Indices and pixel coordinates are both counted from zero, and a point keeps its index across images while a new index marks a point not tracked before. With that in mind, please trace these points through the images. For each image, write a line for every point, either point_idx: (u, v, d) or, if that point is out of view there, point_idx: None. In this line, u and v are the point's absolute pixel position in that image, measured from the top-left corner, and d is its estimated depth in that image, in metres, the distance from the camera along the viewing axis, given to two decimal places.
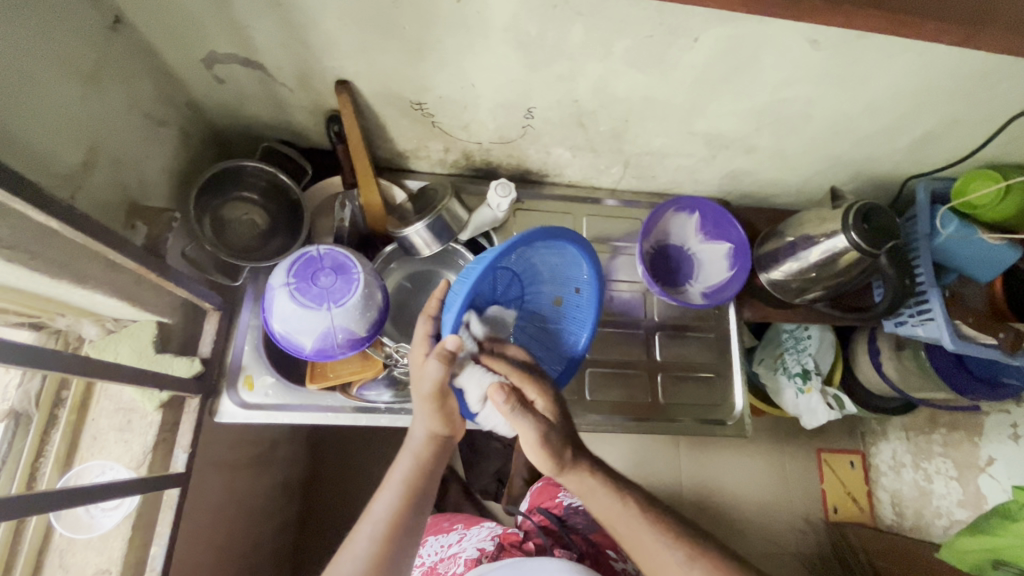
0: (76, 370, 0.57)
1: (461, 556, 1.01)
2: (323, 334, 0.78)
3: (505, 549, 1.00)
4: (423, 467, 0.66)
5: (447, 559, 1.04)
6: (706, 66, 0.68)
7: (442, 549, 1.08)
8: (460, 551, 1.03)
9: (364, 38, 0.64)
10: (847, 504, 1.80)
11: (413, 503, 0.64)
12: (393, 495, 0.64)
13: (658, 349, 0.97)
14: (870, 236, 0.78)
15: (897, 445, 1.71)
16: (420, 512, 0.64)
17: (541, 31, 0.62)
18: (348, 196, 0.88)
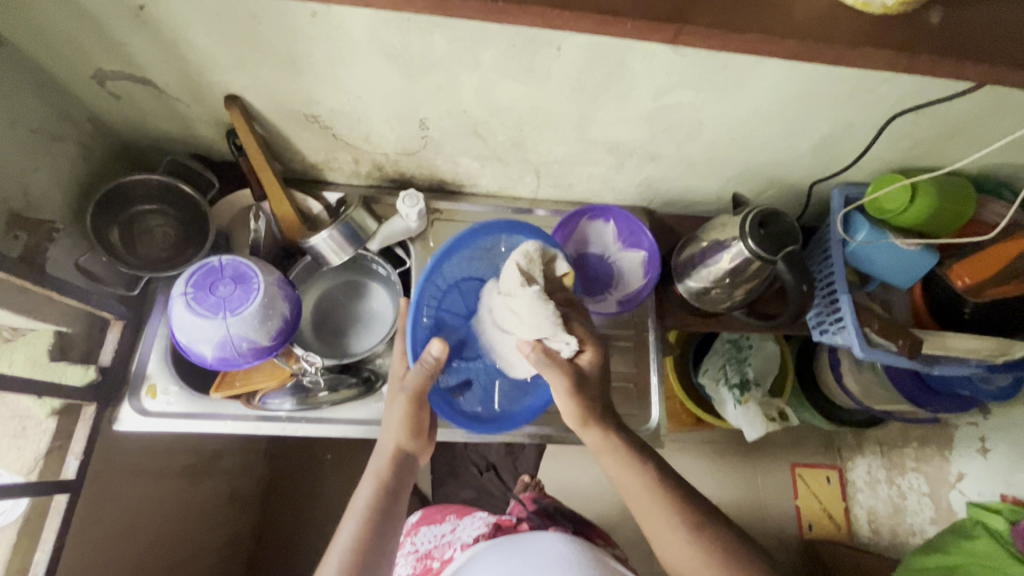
0: None
1: (455, 541, 1.03)
2: (220, 343, 0.79)
3: (502, 530, 1.02)
4: (387, 484, 0.69)
5: (441, 545, 1.06)
6: (580, 75, 0.68)
7: (435, 537, 1.10)
8: (455, 539, 1.05)
9: (237, 53, 0.66)
10: (824, 521, 1.70)
11: (379, 522, 0.66)
12: (356, 520, 0.66)
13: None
14: (767, 241, 0.77)
15: (872, 459, 1.63)
16: (389, 528, 0.66)
17: (404, 43, 0.64)
18: (260, 208, 0.90)
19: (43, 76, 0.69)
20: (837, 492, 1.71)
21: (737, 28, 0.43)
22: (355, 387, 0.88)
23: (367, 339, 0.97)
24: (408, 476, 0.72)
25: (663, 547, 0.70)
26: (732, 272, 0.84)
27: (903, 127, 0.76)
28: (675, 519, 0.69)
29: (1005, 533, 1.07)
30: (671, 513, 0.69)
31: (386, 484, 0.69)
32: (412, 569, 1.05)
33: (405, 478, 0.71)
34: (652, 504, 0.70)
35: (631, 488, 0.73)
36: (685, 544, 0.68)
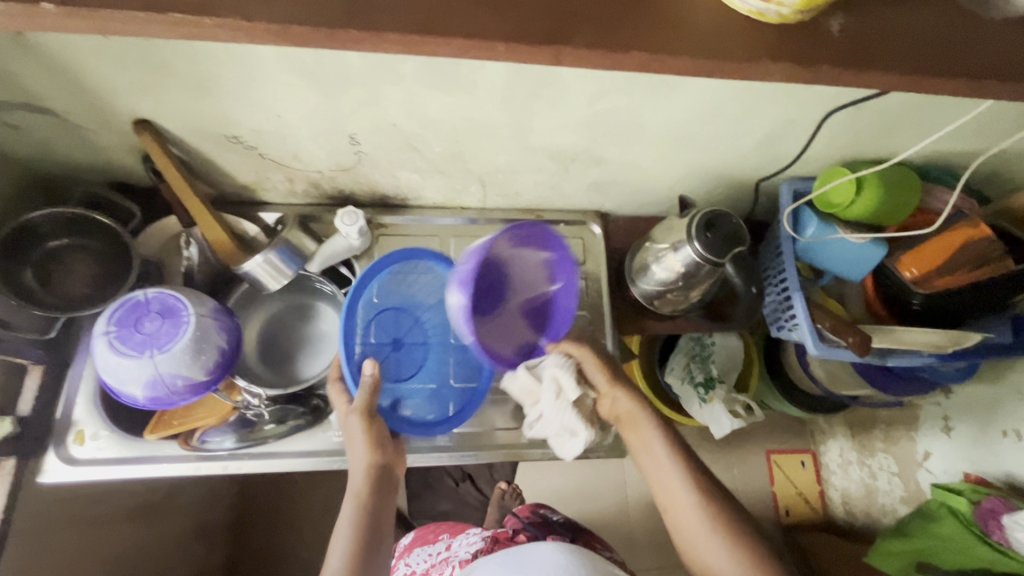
0: None
1: (454, 558, 1.03)
2: (150, 382, 0.75)
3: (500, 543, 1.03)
4: (365, 498, 0.69)
5: (439, 563, 1.05)
6: (508, 84, 0.66)
7: (431, 556, 1.09)
8: (452, 556, 1.05)
9: (138, 76, 0.62)
10: (801, 506, 1.68)
11: (368, 534, 0.66)
12: (344, 539, 0.65)
13: (572, 382, 0.76)
14: (713, 244, 0.75)
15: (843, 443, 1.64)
16: (377, 538, 0.67)
17: (316, 59, 0.60)
18: (190, 234, 0.85)
19: None
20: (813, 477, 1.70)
21: (624, 47, 0.42)
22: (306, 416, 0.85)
23: (316, 362, 0.93)
24: (387, 491, 0.72)
25: (705, 547, 0.66)
26: (688, 275, 0.82)
27: (844, 121, 0.75)
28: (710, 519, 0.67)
29: (968, 514, 1.07)
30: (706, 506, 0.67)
31: (364, 498, 0.69)
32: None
33: (382, 491, 0.71)
34: (692, 512, 0.67)
35: (676, 489, 0.69)
36: (719, 549, 0.65)
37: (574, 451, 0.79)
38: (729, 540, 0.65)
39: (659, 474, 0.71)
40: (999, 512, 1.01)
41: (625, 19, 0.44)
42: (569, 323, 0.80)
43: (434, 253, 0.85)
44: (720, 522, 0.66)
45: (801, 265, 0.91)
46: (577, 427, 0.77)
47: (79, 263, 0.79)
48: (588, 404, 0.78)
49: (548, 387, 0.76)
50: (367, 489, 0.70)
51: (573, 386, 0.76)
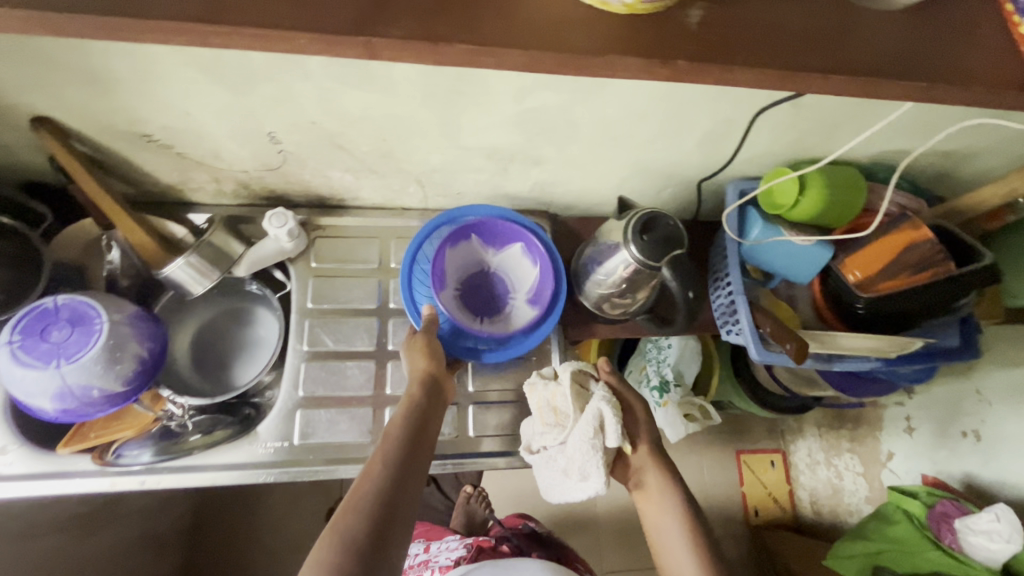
0: None
1: (433, 563, 1.12)
2: (58, 394, 0.71)
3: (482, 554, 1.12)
4: (418, 402, 0.72)
5: (418, 565, 1.14)
6: (427, 81, 0.62)
7: (410, 559, 1.18)
8: (431, 559, 1.14)
9: (24, 70, 0.58)
10: (769, 505, 1.62)
11: (416, 431, 0.69)
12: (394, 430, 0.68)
13: (616, 426, 0.73)
14: (648, 247, 0.73)
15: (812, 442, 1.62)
16: (421, 438, 0.69)
17: (214, 53, 0.56)
18: (111, 237, 0.81)
19: None
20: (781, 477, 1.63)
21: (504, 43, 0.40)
22: (234, 426, 0.82)
23: (251, 367, 0.90)
24: (436, 399, 0.75)
25: None
26: (628, 278, 0.79)
27: (784, 119, 0.73)
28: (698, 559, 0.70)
29: (922, 518, 1.08)
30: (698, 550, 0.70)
31: (414, 402, 0.72)
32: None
33: (432, 397, 0.74)
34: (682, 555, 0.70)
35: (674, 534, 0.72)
36: None
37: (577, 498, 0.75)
38: None
39: (663, 533, 0.73)
40: (951, 516, 1.03)
41: (503, 24, 0.42)
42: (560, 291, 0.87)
43: (491, 209, 0.88)
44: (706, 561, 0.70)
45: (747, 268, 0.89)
46: (589, 475, 0.73)
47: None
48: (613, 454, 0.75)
49: (590, 419, 0.73)
50: (416, 392, 0.73)
51: (615, 429, 0.73)
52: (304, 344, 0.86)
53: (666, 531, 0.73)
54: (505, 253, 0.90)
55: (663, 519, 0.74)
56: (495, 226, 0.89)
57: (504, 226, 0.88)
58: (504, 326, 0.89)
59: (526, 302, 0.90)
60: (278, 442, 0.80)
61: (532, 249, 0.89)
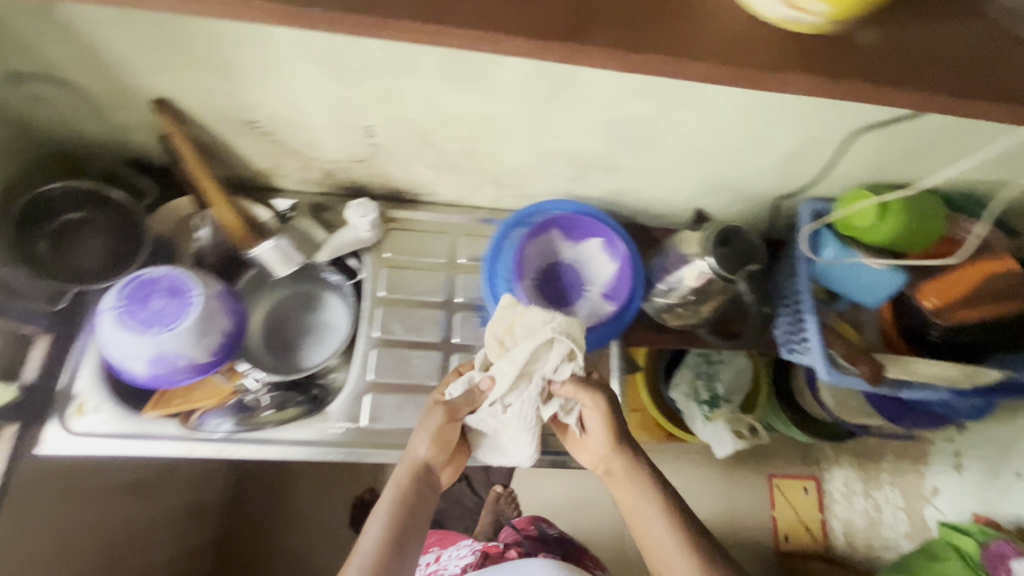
0: None
1: (443, 572, 1.11)
2: (152, 359, 0.75)
3: (490, 558, 1.12)
4: (407, 494, 0.71)
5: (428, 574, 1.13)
6: (529, 84, 0.64)
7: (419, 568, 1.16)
8: (440, 568, 1.13)
9: (159, 55, 0.62)
10: (803, 534, 1.51)
11: (401, 530, 0.68)
12: (378, 525, 0.68)
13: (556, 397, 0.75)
14: (727, 260, 0.74)
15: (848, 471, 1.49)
16: (407, 541, 0.68)
17: (337, 48, 0.59)
18: (202, 216, 0.85)
19: None
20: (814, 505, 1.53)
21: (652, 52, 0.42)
22: (305, 405, 0.86)
23: (321, 350, 0.92)
24: (428, 490, 0.73)
25: None
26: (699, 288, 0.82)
27: (873, 141, 0.73)
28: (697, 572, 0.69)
29: (975, 556, 1.05)
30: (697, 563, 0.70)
31: (405, 497, 0.70)
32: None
33: (425, 490, 0.72)
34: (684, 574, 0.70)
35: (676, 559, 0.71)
36: None
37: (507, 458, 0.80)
38: None
39: (658, 548, 0.73)
40: (1008, 555, 0.99)
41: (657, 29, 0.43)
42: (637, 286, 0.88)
43: (570, 203, 0.90)
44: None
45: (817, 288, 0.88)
46: (522, 441, 0.76)
47: (89, 234, 0.80)
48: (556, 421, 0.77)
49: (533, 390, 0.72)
50: (409, 483, 0.71)
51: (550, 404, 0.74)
52: (374, 331, 0.89)
53: (643, 518, 0.75)
54: (584, 246, 0.92)
55: (641, 509, 0.75)
56: (575, 220, 0.91)
57: (583, 220, 0.90)
58: (579, 318, 0.91)
59: (602, 296, 0.92)
60: (346, 423, 0.83)
61: (610, 244, 0.90)
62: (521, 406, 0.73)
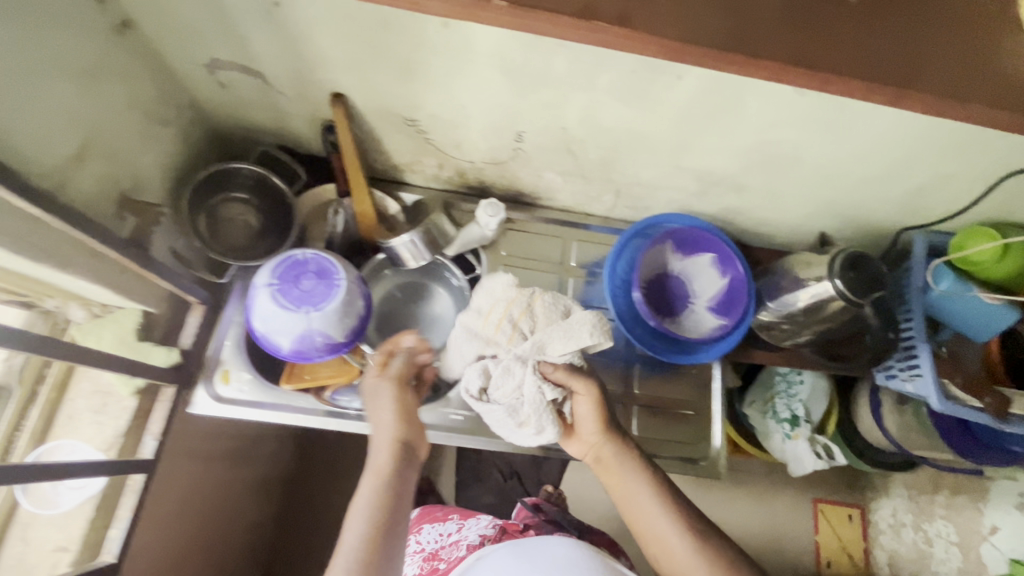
0: (51, 351, 0.62)
1: (463, 541, 1.01)
2: (300, 335, 0.80)
3: (507, 535, 1.01)
4: (394, 480, 0.67)
5: (448, 544, 1.02)
6: (691, 103, 0.68)
7: (441, 537, 1.06)
8: (461, 538, 1.03)
9: (356, 55, 0.67)
10: (843, 559, 1.54)
11: (390, 513, 0.64)
12: (361, 508, 0.63)
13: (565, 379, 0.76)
14: (855, 285, 0.77)
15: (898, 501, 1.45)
16: (397, 524, 0.64)
17: (526, 59, 0.64)
18: (341, 205, 0.90)
19: (161, 62, 0.69)
20: (858, 533, 1.55)
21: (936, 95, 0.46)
22: (423, 391, 0.90)
23: (432, 339, 0.96)
24: (410, 466, 0.70)
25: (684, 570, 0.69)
26: (803, 309, 0.86)
27: (1007, 182, 0.75)
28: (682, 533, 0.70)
29: None
30: (682, 527, 0.70)
31: (383, 476, 0.67)
32: (419, 569, 1.00)
33: (406, 467, 0.69)
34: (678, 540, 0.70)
35: (658, 520, 0.72)
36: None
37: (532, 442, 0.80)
38: (705, 559, 0.68)
39: (647, 520, 0.73)
40: None
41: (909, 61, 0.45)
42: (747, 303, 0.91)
43: (687, 218, 0.94)
44: (699, 543, 0.69)
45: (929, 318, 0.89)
46: (545, 429, 0.77)
47: (241, 217, 0.85)
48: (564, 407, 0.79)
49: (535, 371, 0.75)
50: (391, 467, 0.68)
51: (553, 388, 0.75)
52: None
53: (637, 503, 0.74)
54: (695, 259, 0.95)
55: (635, 494, 0.74)
56: (691, 235, 0.94)
57: (699, 235, 0.93)
58: (684, 328, 0.94)
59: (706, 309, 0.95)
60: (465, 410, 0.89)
61: (724, 261, 0.93)
62: (533, 386, 0.75)
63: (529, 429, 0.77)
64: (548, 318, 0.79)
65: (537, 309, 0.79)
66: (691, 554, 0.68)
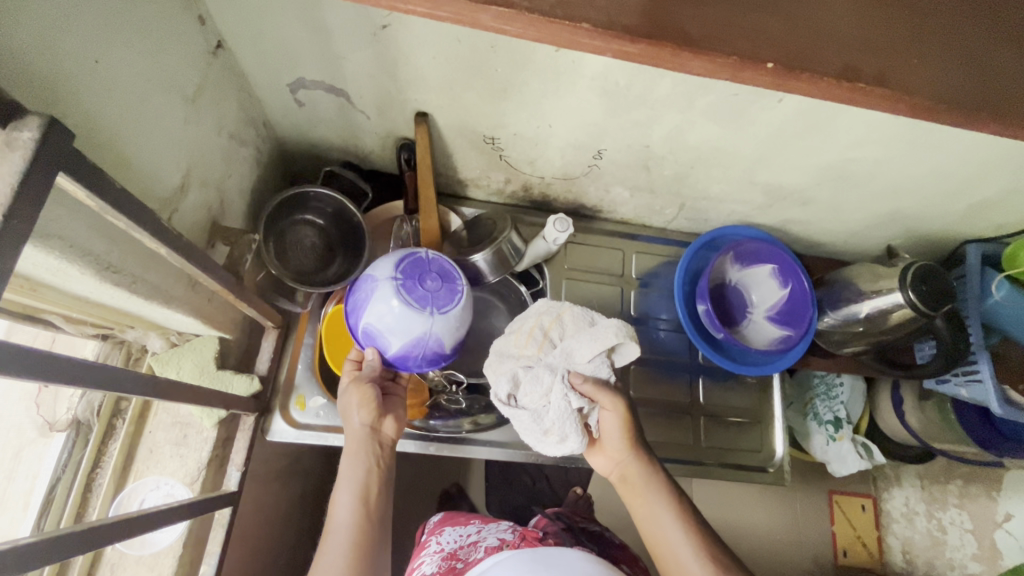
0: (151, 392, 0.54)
1: (482, 544, 0.90)
2: (414, 340, 0.68)
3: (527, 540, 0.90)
4: (367, 466, 0.67)
5: (467, 546, 0.91)
6: (783, 124, 0.69)
7: (460, 539, 0.96)
8: (481, 540, 0.92)
9: (453, 76, 0.65)
10: (859, 549, 1.38)
11: (368, 504, 0.65)
12: (348, 502, 0.65)
13: (594, 391, 0.70)
14: (928, 298, 0.79)
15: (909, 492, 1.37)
16: (378, 511, 0.66)
17: (629, 82, 0.64)
18: (408, 219, 0.86)
19: (243, 83, 0.67)
20: (873, 520, 1.39)
21: None
22: (496, 412, 0.89)
23: None
24: (383, 449, 0.71)
25: None
26: (866, 317, 0.88)
27: None
28: (702, 559, 0.65)
29: None
30: (700, 552, 0.65)
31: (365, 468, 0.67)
32: (435, 568, 0.88)
33: (380, 451, 0.70)
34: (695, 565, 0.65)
35: (681, 547, 0.66)
36: None
37: (554, 453, 0.72)
38: None
39: (665, 543, 0.67)
40: None
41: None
42: (810, 311, 0.92)
43: (746, 229, 0.95)
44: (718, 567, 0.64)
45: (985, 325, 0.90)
46: (568, 436, 0.69)
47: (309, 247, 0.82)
48: (590, 418, 0.72)
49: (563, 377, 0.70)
50: (368, 455, 0.68)
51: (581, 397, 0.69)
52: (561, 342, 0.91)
53: (657, 521, 0.69)
54: (752, 271, 0.96)
55: (656, 512, 0.69)
56: (752, 247, 0.95)
57: (758, 245, 0.94)
58: (745, 339, 0.95)
59: (768, 320, 0.95)
60: None
61: (784, 271, 0.94)
62: (560, 394, 0.69)
63: (556, 440, 0.70)
64: (577, 326, 0.74)
65: (567, 318, 0.75)
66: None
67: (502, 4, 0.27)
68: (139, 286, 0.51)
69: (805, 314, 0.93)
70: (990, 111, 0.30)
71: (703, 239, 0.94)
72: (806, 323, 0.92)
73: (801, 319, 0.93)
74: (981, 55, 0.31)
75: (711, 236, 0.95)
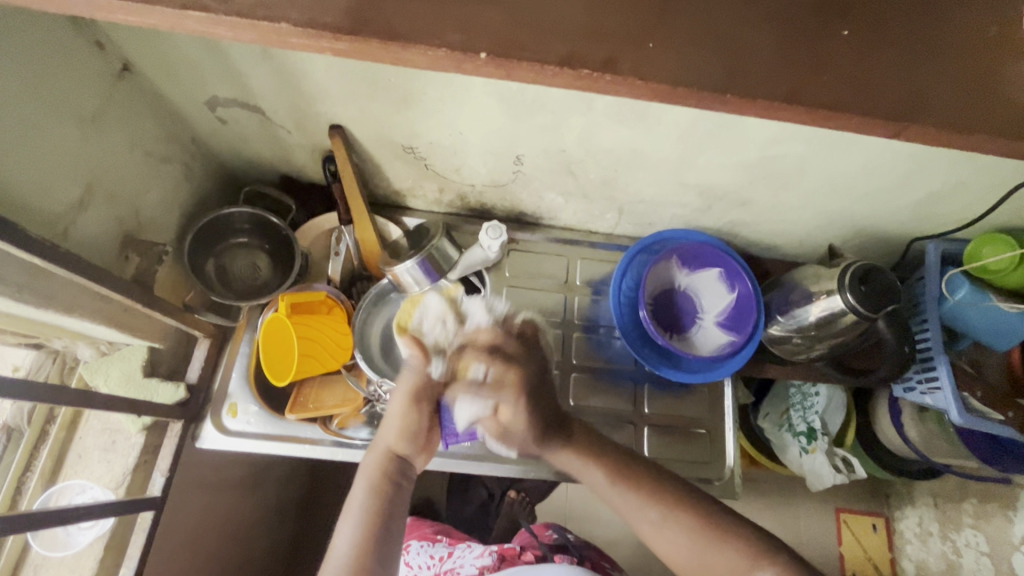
0: (40, 396, 0.57)
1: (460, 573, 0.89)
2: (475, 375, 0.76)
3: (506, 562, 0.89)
4: (382, 486, 0.62)
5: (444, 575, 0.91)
6: (689, 122, 0.67)
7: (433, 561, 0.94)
8: (458, 567, 0.91)
9: (352, 88, 0.67)
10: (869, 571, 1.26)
11: (378, 528, 0.59)
12: (353, 524, 0.59)
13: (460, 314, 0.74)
14: (868, 299, 0.75)
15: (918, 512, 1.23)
16: (388, 539, 0.59)
17: (521, 86, 0.63)
18: (344, 231, 0.88)
19: (161, 104, 0.71)
20: (885, 541, 1.28)
21: None
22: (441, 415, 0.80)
23: None
24: (405, 480, 0.65)
25: (662, 540, 0.62)
26: (814, 322, 0.83)
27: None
28: (647, 505, 0.63)
29: None
30: (637, 489, 0.64)
31: (380, 487, 0.62)
32: None
33: (399, 480, 0.64)
34: (620, 495, 0.65)
35: (613, 495, 0.65)
36: (657, 522, 0.62)
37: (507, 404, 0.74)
38: (665, 513, 0.62)
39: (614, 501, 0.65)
40: None
41: (994, 64, 0.31)
42: (754, 316, 0.88)
43: (690, 230, 0.92)
44: (659, 497, 0.63)
45: (952, 327, 0.83)
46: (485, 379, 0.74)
47: (248, 264, 0.86)
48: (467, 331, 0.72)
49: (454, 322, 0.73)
50: (384, 475, 0.64)
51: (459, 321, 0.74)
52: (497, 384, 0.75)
53: (602, 492, 0.66)
54: (699, 275, 0.93)
55: (603, 488, 0.66)
56: (700, 249, 0.92)
57: (702, 247, 0.92)
58: (692, 346, 0.92)
59: (716, 326, 0.92)
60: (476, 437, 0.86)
61: (731, 275, 0.91)
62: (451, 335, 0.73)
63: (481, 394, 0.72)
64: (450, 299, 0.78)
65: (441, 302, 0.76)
66: (695, 548, 0.60)
67: (206, 11, 0.29)
68: (20, 293, 0.55)
69: (752, 318, 0.89)
70: (726, 92, 0.29)
71: (644, 242, 0.91)
72: (753, 327, 0.89)
73: (748, 324, 0.90)
74: (729, 41, 0.30)
75: (654, 239, 0.93)
